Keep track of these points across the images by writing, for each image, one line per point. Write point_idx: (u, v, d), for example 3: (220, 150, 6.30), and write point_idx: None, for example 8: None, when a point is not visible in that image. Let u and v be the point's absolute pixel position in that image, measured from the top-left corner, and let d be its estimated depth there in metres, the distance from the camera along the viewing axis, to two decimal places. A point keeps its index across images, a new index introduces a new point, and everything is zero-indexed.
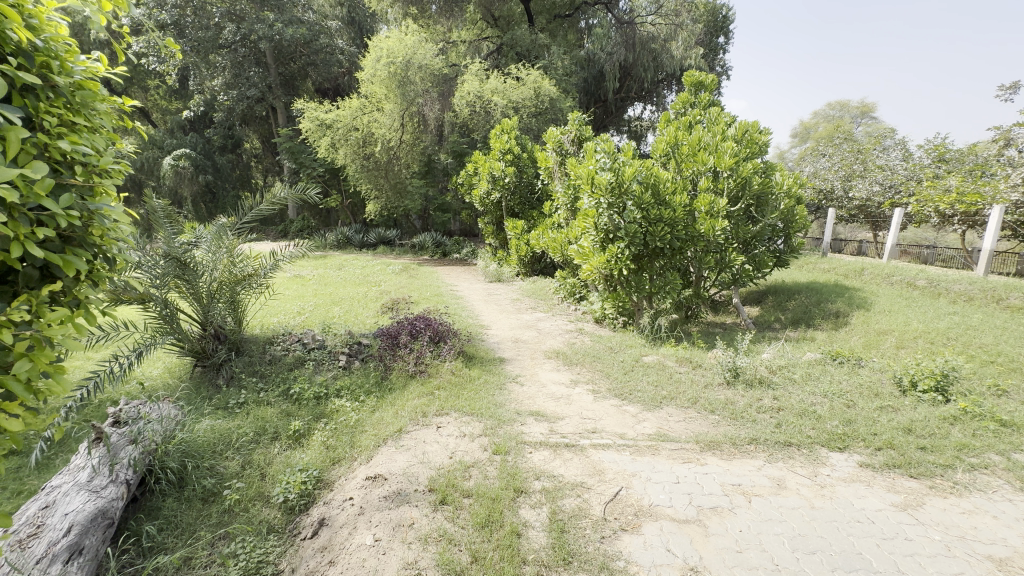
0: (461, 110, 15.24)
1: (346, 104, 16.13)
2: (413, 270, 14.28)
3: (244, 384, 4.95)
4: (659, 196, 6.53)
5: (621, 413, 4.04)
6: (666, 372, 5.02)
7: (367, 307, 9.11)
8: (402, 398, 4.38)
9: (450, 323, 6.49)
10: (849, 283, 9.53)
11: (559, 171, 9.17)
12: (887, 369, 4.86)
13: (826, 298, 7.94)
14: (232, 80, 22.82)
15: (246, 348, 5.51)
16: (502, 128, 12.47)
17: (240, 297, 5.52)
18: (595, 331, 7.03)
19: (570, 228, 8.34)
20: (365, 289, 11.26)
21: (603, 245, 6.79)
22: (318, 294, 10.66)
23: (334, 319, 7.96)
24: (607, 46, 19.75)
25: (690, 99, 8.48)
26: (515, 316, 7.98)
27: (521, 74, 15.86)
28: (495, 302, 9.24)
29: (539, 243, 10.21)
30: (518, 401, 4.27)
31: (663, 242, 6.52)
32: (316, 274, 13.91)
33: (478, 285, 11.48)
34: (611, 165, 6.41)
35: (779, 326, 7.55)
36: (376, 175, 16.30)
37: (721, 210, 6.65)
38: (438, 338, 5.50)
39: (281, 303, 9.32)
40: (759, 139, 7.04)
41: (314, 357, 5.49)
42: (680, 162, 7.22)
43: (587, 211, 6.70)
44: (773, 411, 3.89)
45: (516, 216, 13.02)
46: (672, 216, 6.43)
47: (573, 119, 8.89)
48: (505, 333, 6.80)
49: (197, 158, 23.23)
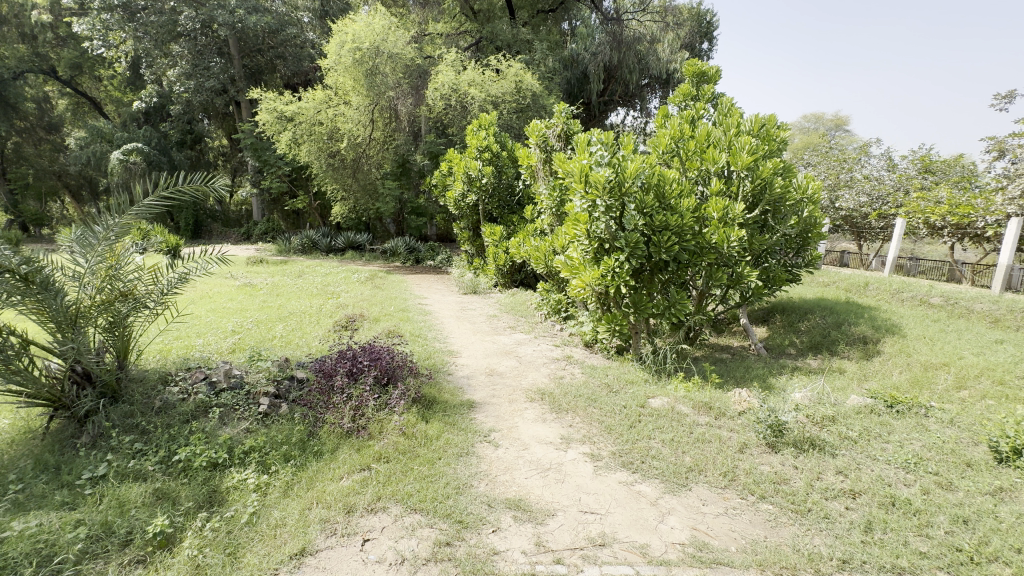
0: (435, 104, 14.02)
1: (310, 96, 14.79)
2: (380, 279, 12.97)
3: (113, 447, 3.59)
4: (664, 198, 5.43)
5: (634, 499, 2.86)
6: (683, 424, 3.88)
7: (317, 325, 7.81)
8: (328, 471, 3.13)
9: (407, 353, 5.22)
10: (859, 300, 8.66)
11: (543, 170, 8.02)
12: (961, 421, 3.84)
13: (844, 318, 7.00)
14: (190, 70, 21.22)
15: (128, 392, 4.14)
16: (480, 124, 11.33)
17: (120, 323, 4.17)
18: (586, 359, 5.88)
19: (556, 236, 7.20)
20: (319, 301, 9.91)
21: (597, 257, 5.64)
22: (264, 308, 9.29)
23: (272, 345, 6.67)
24: (591, 46, 18.86)
25: (691, 91, 7.48)
26: (491, 338, 6.77)
27: (501, 66, 14.76)
28: (468, 320, 8.02)
29: (519, 251, 9.07)
30: (492, 480, 3.03)
31: (669, 255, 5.42)
32: (269, 283, 12.48)
33: (450, 296, 10.26)
34: (609, 160, 5.22)
35: (794, 353, 6.59)
36: (342, 174, 14.87)
37: (737, 217, 5.58)
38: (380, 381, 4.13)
39: (213, 322, 7.92)
40: (778, 134, 5.97)
41: (224, 402, 4.18)
42: (685, 159, 6.09)
43: (578, 215, 5.49)
44: (850, 500, 2.78)
45: (495, 221, 11.86)
46: (681, 224, 5.33)
47: (559, 111, 7.71)
48: (478, 364, 5.52)
49: (151, 154, 21.22)
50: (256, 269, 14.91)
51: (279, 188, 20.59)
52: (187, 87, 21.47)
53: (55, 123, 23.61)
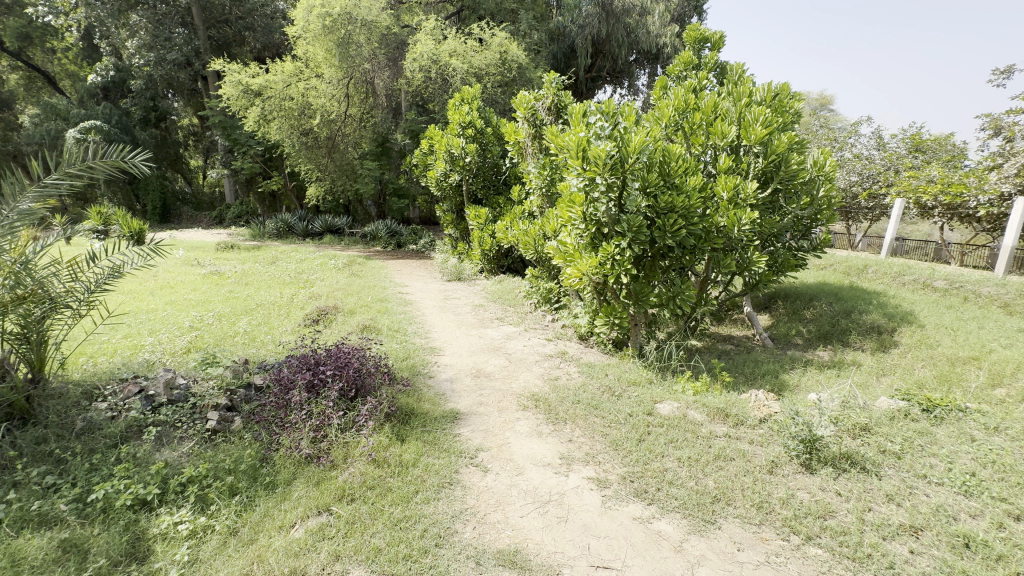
0: (414, 76, 13.08)
1: (278, 68, 13.76)
2: (358, 265, 12.25)
3: (18, 483, 2.94)
4: (669, 176, 4.85)
5: (654, 544, 2.36)
6: (700, 438, 3.37)
7: (285, 318, 7.14)
8: (278, 513, 2.56)
9: (383, 354, 4.62)
10: (862, 285, 8.28)
11: (532, 147, 7.36)
12: (1009, 427, 3.41)
13: (853, 305, 6.58)
14: (150, 41, 19.85)
15: (43, 411, 3.49)
16: (462, 98, 10.56)
17: (32, 328, 3.52)
18: (582, 355, 5.35)
19: (547, 219, 6.60)
20: (291, 291, 9.20)
21: (594, 243, 5.07)
22: (229, 299, 8.54)
23: (234, 344, 6.01)
24: (579, 18, 17.93)
25: (692, 60, 6.87)
26: (477, 332, 6.20)
27: (484, 36, 13.85)
28: (451, 310, 7.43)
29: (506, 235, 8.45)
30: (481, 523, 2.50)
31: (674, 240, 4.87)
32: (238, 271, 11.65)
33: (433, 284, 9.64)
34: (610, 131, 4.59)
35: (802, 344, 6.17)
36: (316, 153, 13.91)
37: (748, 197, 5.04)
38: (346, 393, 3.52)
39: (170, 317, 7.18)
40: (791, 104, 5.40)
41: (163, 420, 3.57)
42: (689, 133, 5.49)
43: (574, 195, 4.86)
44: (913, 540, 2.33)
45: (480, 203, 11.17)
46: (689, 206, 4.77)
47: (549, 81, 7.01)
48: (464, 364, 4.94)
49: (111, 132, 19.82)
50: (225, 256, 14.00)
51: (251, 169, 19.41)
52: (147, 60, 20.10)
53: (5, 99, 21.88)
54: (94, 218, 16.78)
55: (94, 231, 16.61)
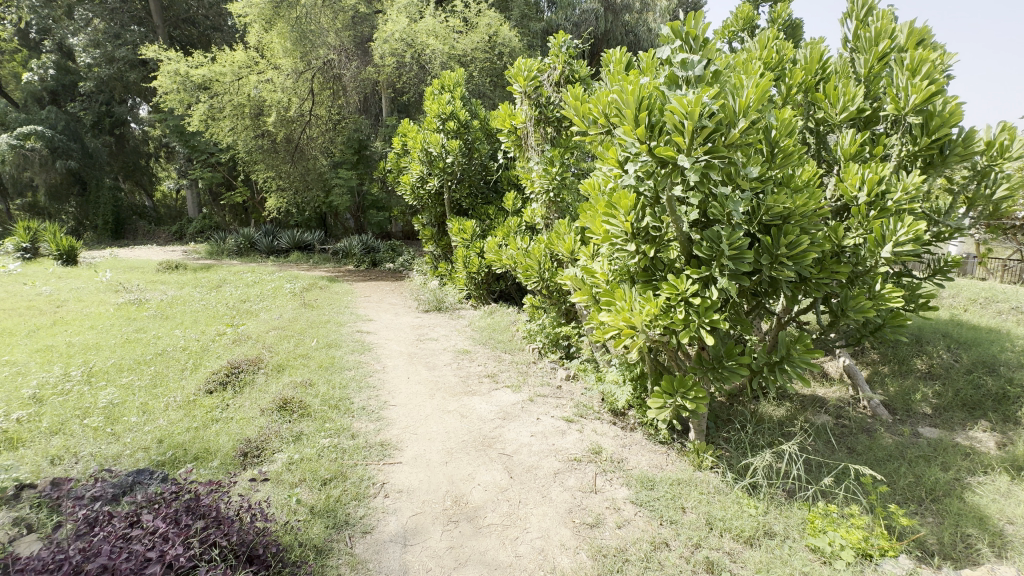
0: (384, 61, 11.05)
1: (227, 58, 11.58)
2: (317, 290, 10.12)
3: None
4: (783, 161, 2.84)
5: None
6: None
7: (183, 379, 4.96)
8: None
9: (282, 498, 2.54)
10: (964, 317, 6.38)
11: (534, 137, 5.39)
12: None
13: (994, 356, 4.67)
14: (97, 38, 17.86)
15: None
16: (443, 84, 8.65)
17: None
18: (626, 454, 3.30)
19: (558, 233, 4.63)
20: (217, 328, 7.01)
21: (653, 275, 3.05)
22: (126, 344, 6.32)
23: (77, 435, 3.82)
24: (573, 16, 16.11)
25: (755, 15, 5.00)
26: (457, 405, 4.10)
27: (468, 15, 11.96)
28: (424, 360, 5.35)
29: (495, 255, 6.43)
30: None
31: (795, 271, 2.85)
32: (167, 298, 9.46)
33: (405, 316, 7.57)
34: (701, 70, 2.50)
35: (938, 417, 4.21)
36: (275, 158, 11.81)
37: (904, 197, 3.08)
38: None
39: (11, 380, 4.93)
40: (947, 52, 3.49)
41: None
42: (786, 101, 3.53)
43: (621, 195, 2.83)
44: None
45: (466, 214, 9.17)
46: (814, 211, 2.80)
47: (558, 45, 5.07)
48: (433, 488, 2.84)
49: (55, 138, 17.73)
50: (161, 278, 11.74)
51: (210, 179, 17.26)
52: (95, 59, 18.05)
53: None
54: (19, 234, 14.43)
55: (21, 250, 14.28)
